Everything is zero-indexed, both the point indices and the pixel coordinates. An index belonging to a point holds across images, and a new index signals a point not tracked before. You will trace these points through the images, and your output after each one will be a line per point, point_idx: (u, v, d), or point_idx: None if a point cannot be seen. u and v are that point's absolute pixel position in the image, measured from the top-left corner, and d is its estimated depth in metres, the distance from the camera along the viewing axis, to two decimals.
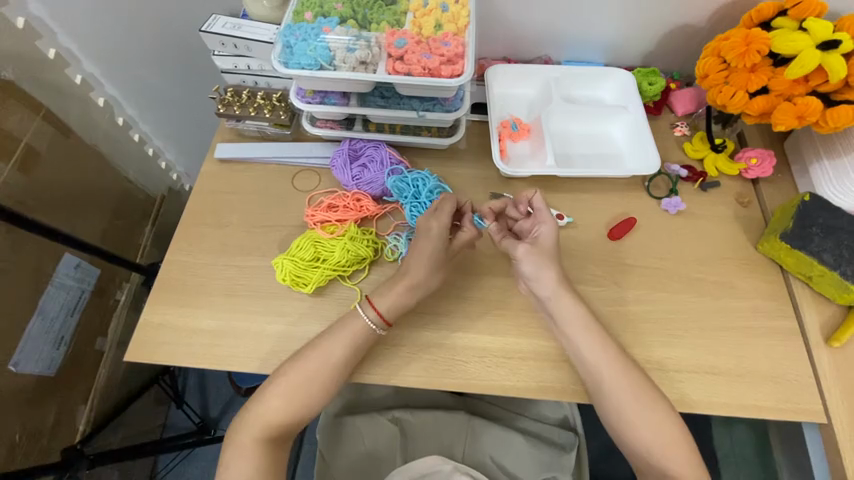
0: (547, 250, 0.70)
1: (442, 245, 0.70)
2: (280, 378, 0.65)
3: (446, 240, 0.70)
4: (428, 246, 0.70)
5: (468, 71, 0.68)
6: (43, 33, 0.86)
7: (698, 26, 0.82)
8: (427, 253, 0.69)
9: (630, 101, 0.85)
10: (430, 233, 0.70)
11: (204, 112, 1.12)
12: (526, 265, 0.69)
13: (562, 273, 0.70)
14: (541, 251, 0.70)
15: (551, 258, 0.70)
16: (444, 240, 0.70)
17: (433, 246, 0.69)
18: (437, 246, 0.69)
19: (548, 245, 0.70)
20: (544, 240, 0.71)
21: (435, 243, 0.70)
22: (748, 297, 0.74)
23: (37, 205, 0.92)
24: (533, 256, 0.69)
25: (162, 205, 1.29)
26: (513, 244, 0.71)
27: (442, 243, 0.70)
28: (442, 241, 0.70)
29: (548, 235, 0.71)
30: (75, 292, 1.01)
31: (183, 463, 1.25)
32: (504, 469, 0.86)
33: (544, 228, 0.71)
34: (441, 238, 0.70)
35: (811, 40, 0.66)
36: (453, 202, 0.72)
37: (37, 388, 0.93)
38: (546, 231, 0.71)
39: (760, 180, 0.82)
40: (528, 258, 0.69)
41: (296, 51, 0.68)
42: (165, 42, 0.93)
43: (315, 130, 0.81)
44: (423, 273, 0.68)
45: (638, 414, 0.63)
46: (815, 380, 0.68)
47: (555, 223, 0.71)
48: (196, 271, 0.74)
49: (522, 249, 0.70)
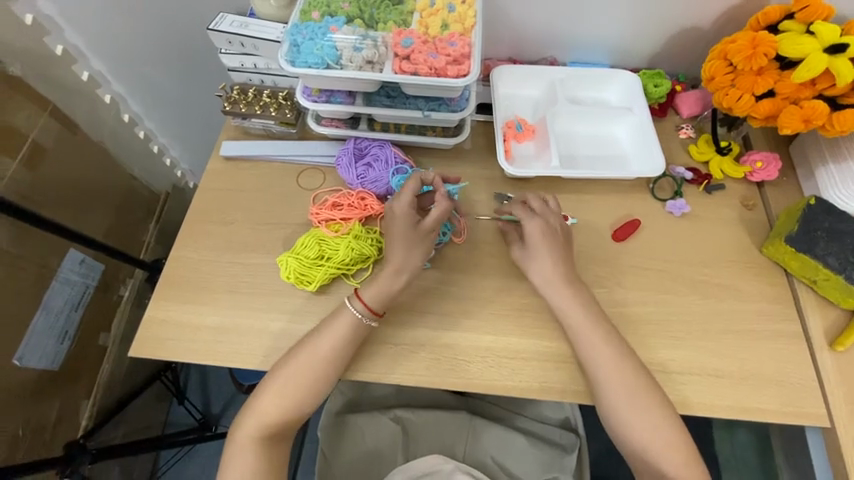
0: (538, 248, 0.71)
1: (408, 225, 0.68)
2: (278, 372, 0.66)
3: (412, 219, 0.68)
4: (396, 227, 0.68)
5: (474, 71, 0.68)
6: (51, 29, 0.87)
7: (704, 28, 0.82)
8: (395, 235, 0.68)
9: (635, 102, 0.85)
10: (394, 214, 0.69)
11: (210, 110, 1.12)
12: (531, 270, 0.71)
13: (570, 272, 0.70)
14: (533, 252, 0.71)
15: (547, 253, 0.70)
16: (410, 219, 0.68)
17: (400, 226, 0.68)
18: (402, 227, 0.68)
19: (541, 243, 0.70)
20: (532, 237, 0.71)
21: (400, 224, 0.68)
22: (752, 300, 0.74)
23: (43, 201, 0.93)
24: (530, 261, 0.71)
25: (166, 202, 1.30)
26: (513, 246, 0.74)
27: (408, 223, 0.68)
28: (407, 220, 0.68)
29: (532, 231, 0.71)
30: (79, 288, 1.01)
31: (184, 459, 1.25)
32: (506, 470, 0.86)
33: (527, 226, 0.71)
34: (405, 217, 0.68)
35: (818, 43, 0.65)
36: (416, 180, 0.70)
37: (41, 383, 0.94)
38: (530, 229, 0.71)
39: (765, 183, 0.81)
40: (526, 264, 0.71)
41: (303, 51, 0.69)
42: (172, 40, 0.93)
43: (320, 129, 0.81)
44: (400, 255, 0.68)
45: (640, 416, 0.63)
46: (819, 383, 0.68)
47: (538, 219, 0.71)
48: (201, 267, 0.74)
49: (519, 253, 0.72)
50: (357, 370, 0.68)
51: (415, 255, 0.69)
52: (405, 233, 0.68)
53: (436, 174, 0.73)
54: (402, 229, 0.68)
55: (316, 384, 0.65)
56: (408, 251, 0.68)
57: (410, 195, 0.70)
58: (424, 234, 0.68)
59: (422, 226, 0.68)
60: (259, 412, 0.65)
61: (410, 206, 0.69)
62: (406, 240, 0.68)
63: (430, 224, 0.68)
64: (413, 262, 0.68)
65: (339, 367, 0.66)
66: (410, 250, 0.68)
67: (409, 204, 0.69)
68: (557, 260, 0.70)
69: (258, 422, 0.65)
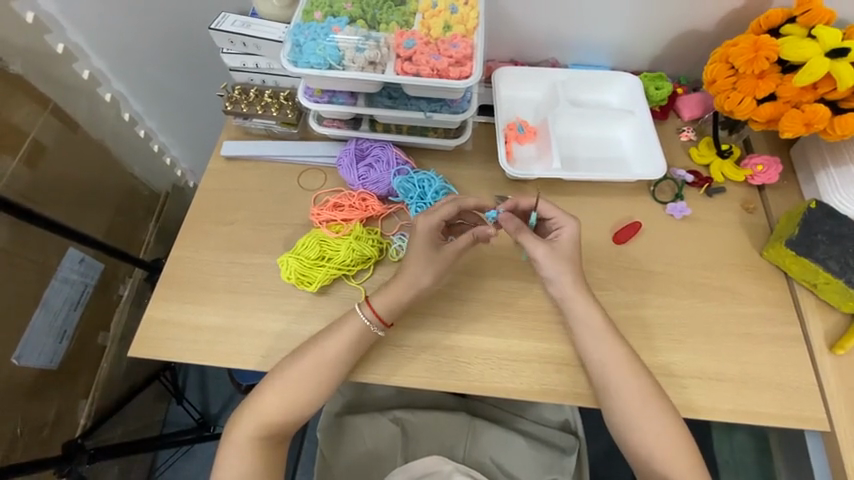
0: (567, 249, 0.69)
1: (427, 246, 0.69)
2: (280, 372, 0.66)
3: (431, 241, 0.69)
4: (416, 247, 0.69)
5: (476, 73, 0.68)
6: (52, 27, 0.87)
7: (706, 31, 0.82)
8: (415, 254, 0.69)
9: (636, 105, 0.85)
10: (415, 232, 0.70)
11: (212, 111, 1.12)
12: (546, 269, 0.69)
13: (580, 275, 0.69)
14: (559, 255, 0.69)
15: (570, 260, 0.69)
16: (429, 240, 0.69)
17: (420, 247, 0.69)
18: (422, 246, 0.69)
19: (568, 246, 0.69)
20: (564, 242, 0.70)
21: (419, 243, 0.69)
22: (752, 302, 0.74)
23: (42, 199, 0.92)
24: (552, 261, 0.68)
25: (166, 202, 1.29)
26: (537, 245, 0.69)
27: (429, 244, 0.69)
28: (428, 241, 0.69)
29: (571, 235, 0.70)
30: (79, 286, 1.01)
31: (182, 459, 1.25)
32: (504, 470, 0.86)
33: (565, 229, 0.70)
34: (425, 237, 0.69)
35: (820, 48, 0.66)
36: (448, 207, 0.70)
37: (38, 382, 0.93)
38: (567, 234, 0.70)
39: (766, 186, 0.82)
40: (549, 261, 0.68)
41: (305, 51, 0.69)
42: (173, 41, 0.94)
43: (321, 129, 0.81)
44: (413, 272, 0.68)
45: (641, 416, 0.63)
46: (819, 387, 0.68)
47: (578, 225, 0.70)
48: (200, 267, 0.74)
49: (543, 252, 0.68)
50: (358, 371, 0.68)
51: (428, 273, 0.69)
52: (425, 253, 0.69)
53: (474, 201, 0.72)
54: (423, 249, 0.69)
55: (317, 384, 0.65)
56: (421, 267, 0.68)
57: (438, 218, 0.70)
58: (445, 256, 0.69)
59: (443, 251, 0.69)
60: (260, 412, 0.65)
61: (434, 228, 0.70)
62: (423, 259, 0.69)
63: (450, 252, 0.69)
64: (427, 279, 0.69)
65: (340, 368, 0.66)
66: (425, 267, 0.68)
67: (433, 226, 0.70)
68: (573, 263, 0.69)
69: (259, 421, 0.65)
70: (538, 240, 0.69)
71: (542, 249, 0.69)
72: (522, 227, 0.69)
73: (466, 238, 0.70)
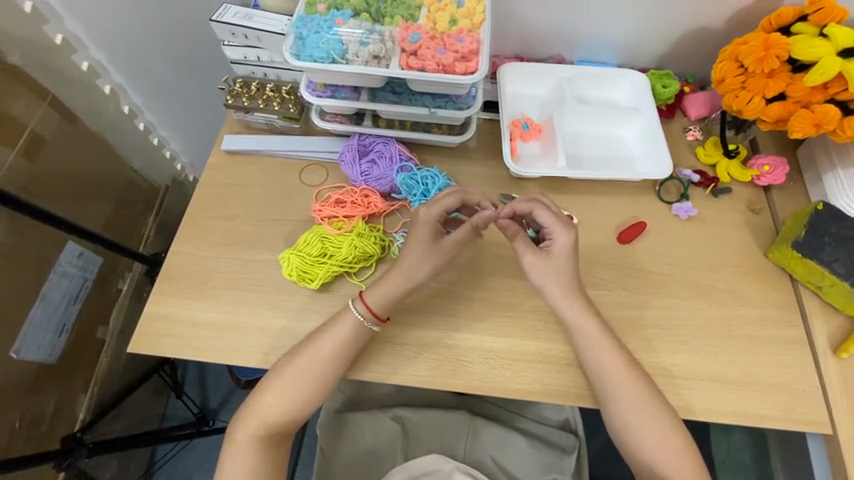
0: (560, 261, 0.67)
1: (424, 241, 0.68)
2: (279, 372, 0.65)
3: (432, 227, 0.68)
4: (418, 236, 0.68)
5: (482, 68, 0.67)
6: (50, 18, 0.85)
7: (714, 29, 0.81)
8: (415, 239, 0.68)
9: (643, 103, 0.84)
10: (423, 218, 0.68)
11: (213, 106, 1.11)
12: (534, 272, 0.68)
13: (573, 283, 0.68)
14: (548, 263, 0.68)
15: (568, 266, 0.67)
16: (431, 227, 0.68)
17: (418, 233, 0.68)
18: (423, 232, 0.68)
19: (562, 258, 0.67)
20: (558, 251, 0.67)
21: (423, 229, 0.68)
22: (755, 304, 0.73)
23: (38, 191, 0.91)
24: (536, 266, 0.68)
25: (167, 194, 1.28)
26: (526, 249, 0.68)
27: (428, 232, 0.68)
28: (428, 228, 0.68)
29: (562, 244, 0.67)
30: (78, 280, 1.00)
31: (181, 452, 1.25)
32: (504, 470, 0.86)
33: (558, 240, 0.68)
34: (429, 225, 0.68)
35: (833, 47, 0.65)
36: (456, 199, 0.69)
37: (37, 376, 0.92)
38: (559, 244, 0.67)
39: (773, 187, 0.81)
40: (534, 268, 0.68)
41: (308, 44, 0.67)
42: (174, 32, 0.92)
43: (323, 123, 0.79)
44: (412, 266, 0.67)
45: (642, 418, 0.63)
46: (823, 390, 0.68)
47: (574, 236, 0.68)
48: (200, 263, 0.73)
49: (531, 257, 0.68)
50: (357, 369, 0.68)
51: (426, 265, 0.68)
52: (422, 240, 0.67)
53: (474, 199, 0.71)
54: (423, 238, 0.67)
55: (316, 382, 0.65)
56: (421, 260, 0.67)
57: (442, 207, 0.69)
58: (443, 249, 0.68)
59: (440, 241, 0.68)
60: (259, 412, 0.65)
61: (438, 217, 0.69)
62: (419, 246, 0.67)
63: (450, 243, 0.68)
64: (424, 276, 0.68)
65: (338, 367, 0.65)
66: (422, 259, 0.67)
67: (437, 216, 0.68)
68: (565, 273, 0.67)
69: (258, 420, 0.64)
70: (531, 247, 0.69)
71: (531, 255, 0.68)
72: (521, 233, 0.69)
73: (466, 227, 0.68)
